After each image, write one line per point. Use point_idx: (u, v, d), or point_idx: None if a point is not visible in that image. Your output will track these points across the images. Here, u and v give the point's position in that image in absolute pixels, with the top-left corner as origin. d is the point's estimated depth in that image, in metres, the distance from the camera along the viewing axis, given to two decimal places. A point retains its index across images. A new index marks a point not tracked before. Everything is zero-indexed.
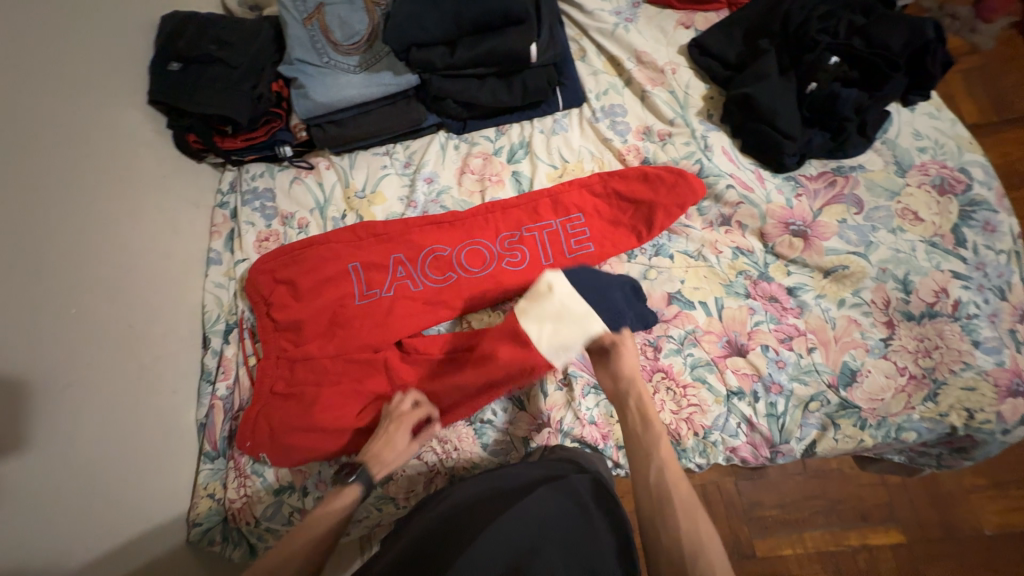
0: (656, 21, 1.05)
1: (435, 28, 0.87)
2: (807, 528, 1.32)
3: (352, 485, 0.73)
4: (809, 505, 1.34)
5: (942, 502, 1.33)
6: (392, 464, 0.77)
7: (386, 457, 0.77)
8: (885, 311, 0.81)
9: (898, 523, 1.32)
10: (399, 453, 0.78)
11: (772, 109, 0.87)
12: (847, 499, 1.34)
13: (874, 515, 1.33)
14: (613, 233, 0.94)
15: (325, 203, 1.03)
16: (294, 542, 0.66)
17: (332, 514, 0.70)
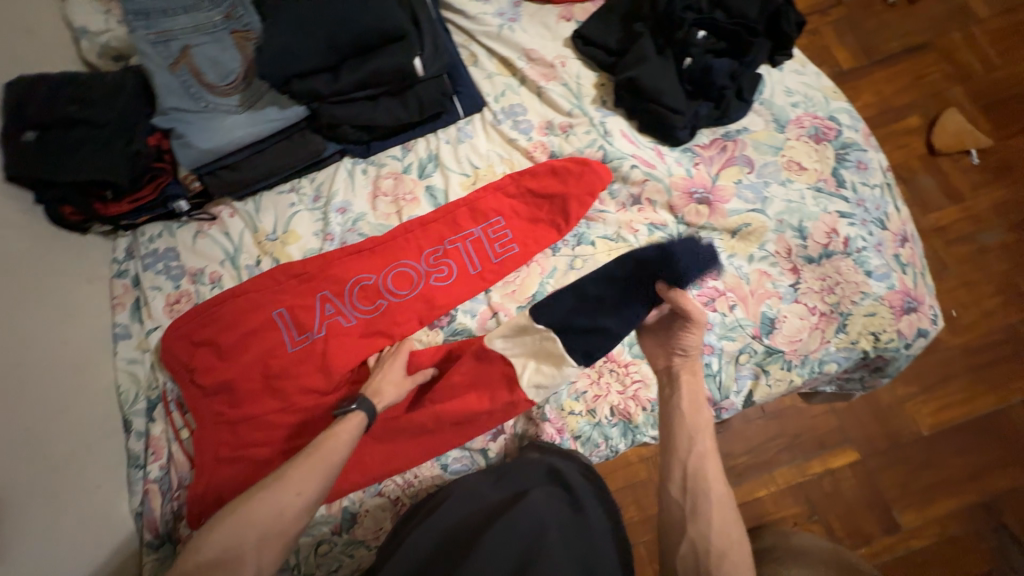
0: (538, 18, 1.07)
1: (311, 56, 0.84)
2: (775, 467, 1.41)
3: (355, 412, 0.77)
4: (772, 445, 1.42)
5: (884, 415, 1.45)
6: (391, 398, 0.82)
7: (385, 393, 0.82)
8: (789, 258, 0.87)
9: (852, 443, 1.43)
10: (394, 386, 0.83)
11: (657, 88, 0.91)
12: (804, 432, 1.43)
13: (830, 440, 1.43)
14: (534, 230, 0.96)
15: (235, 252, 0.97)
16: (288, 489, 0.67)
17: (335, 451, 0.72)
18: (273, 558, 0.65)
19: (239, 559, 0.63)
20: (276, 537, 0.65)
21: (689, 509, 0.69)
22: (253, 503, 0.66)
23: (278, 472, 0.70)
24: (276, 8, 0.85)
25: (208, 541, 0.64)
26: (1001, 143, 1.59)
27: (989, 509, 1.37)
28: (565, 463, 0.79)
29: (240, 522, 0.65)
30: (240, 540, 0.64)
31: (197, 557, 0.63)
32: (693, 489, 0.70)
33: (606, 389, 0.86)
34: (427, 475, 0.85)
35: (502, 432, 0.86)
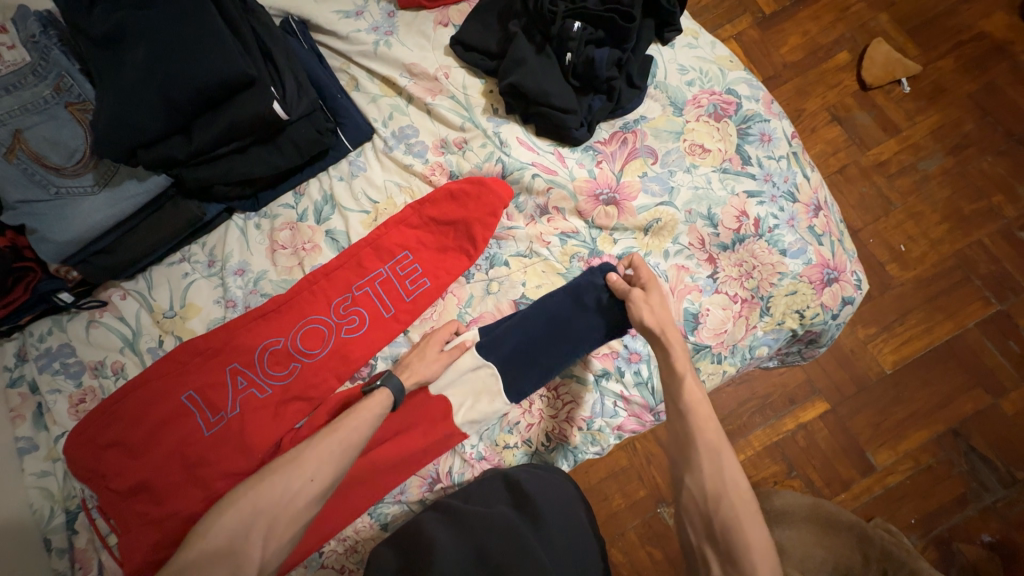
0: (415, 26, 0.99)
1: (150, 122, 0.76)
2: (750, 431, 1.37)
3: (381, 390, 0.77)
4: (744, 409, 1.38)
5: (849, 360, 1.41)
6: (423, 372, 0.81)
7: (416, 368, 0.81)
8: (704, 249, 0.84)
9: (822, 393, 1.39)
10: (428, 362, 0.82)
11: (542, 91, 0.85)
12: (773, 390, 1.39)
13: (800, 395, 1.39)
14: (443, 259, 0.91)
15: (134, 337, 0.91)
16: (301, 474, 0.68)
17: (354, 432, 0.73)
18: (280, 547, 0.65)
19: (245, 546, 0.63)
20: (284, 523, 0.65)
21: (702, 509, 0.66)
22: (264, 486, 0.67)
23: (294, 455, 0.70)
24: (103, 73, 0.77)
25: (215, 525, 0.64)
26: (931, 66, 1.55)
27: (957, 436, 1.34)
28: (523, 474, 0.79)
29: (249, 507, 0.65)
30: (251, 523, 0.64)
31: (200, 546, 0.63)
32: (700, 488, 0.66)
33: (539, 416, 0.83)
34: (368, 537, 0.81)
35: (438, 479, 0.83)
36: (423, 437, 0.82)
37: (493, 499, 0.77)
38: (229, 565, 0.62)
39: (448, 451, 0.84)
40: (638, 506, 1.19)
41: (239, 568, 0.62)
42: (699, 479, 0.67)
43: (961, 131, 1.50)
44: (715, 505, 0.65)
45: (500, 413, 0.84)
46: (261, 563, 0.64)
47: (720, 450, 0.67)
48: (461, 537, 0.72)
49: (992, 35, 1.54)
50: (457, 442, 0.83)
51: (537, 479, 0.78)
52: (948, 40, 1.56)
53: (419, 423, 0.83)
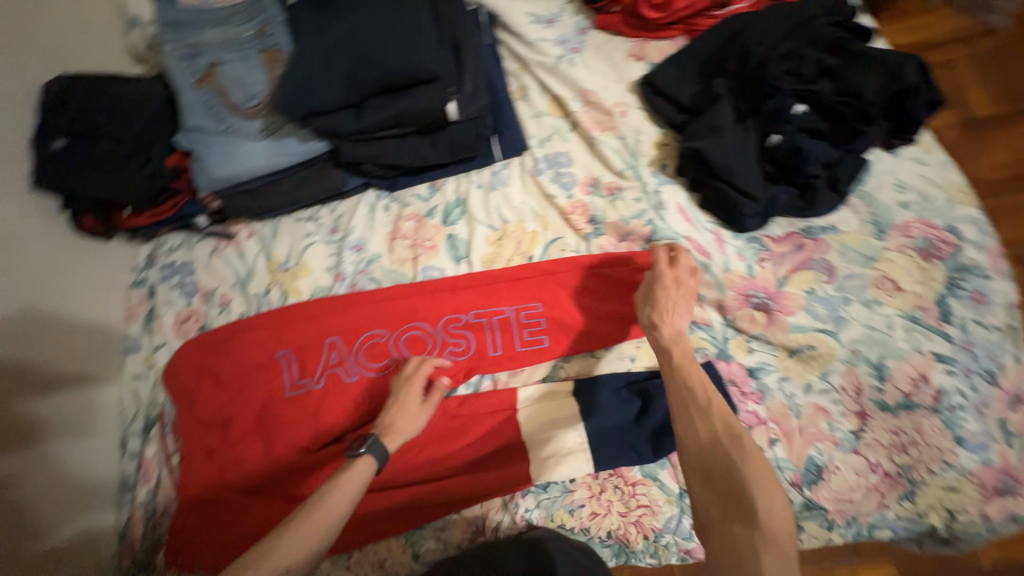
0: (605, 51, 0.92)
1: (333, 92, 0.75)
2: None
3: (363, 458, 0.70)
4: None
5: None
6: (404, 431, 0.75)
7: (400, 427, 0.75)
8: (857, 400, 0.71)
9: None
10: (411, 418, 0.76)
11: (730, 166, 0.75)
12: None
13: None
14: (578, 336, 0.83)
15: (247, 277, 0.94)
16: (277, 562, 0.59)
17: (332, 512, 0.64)
18: None
19: None
20: None
21: (699, 457, 0.58)
22: None
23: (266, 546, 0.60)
24: (307, 34, 0.78)
25: None
26: None
27: None
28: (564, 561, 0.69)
29: None
30: None
31: None
32: (694, 437, 0.59)
33: (606, 508, 0.76)
34: (396, 559, 0.78)
35: (481, 532, 0.78)
36: (491, 481, 0.77)
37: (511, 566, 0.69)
38: None
39: (499, 503, 0.78)
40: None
41: None
42: (693, 429, 0.59)
43: None
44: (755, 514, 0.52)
45: (567, 487, 0.77)
46: None
47: (714, 406, 0.60)
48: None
49: None
50: (512, 500, 0.78)
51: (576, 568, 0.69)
52: None
53: (486, 464, 0.79)
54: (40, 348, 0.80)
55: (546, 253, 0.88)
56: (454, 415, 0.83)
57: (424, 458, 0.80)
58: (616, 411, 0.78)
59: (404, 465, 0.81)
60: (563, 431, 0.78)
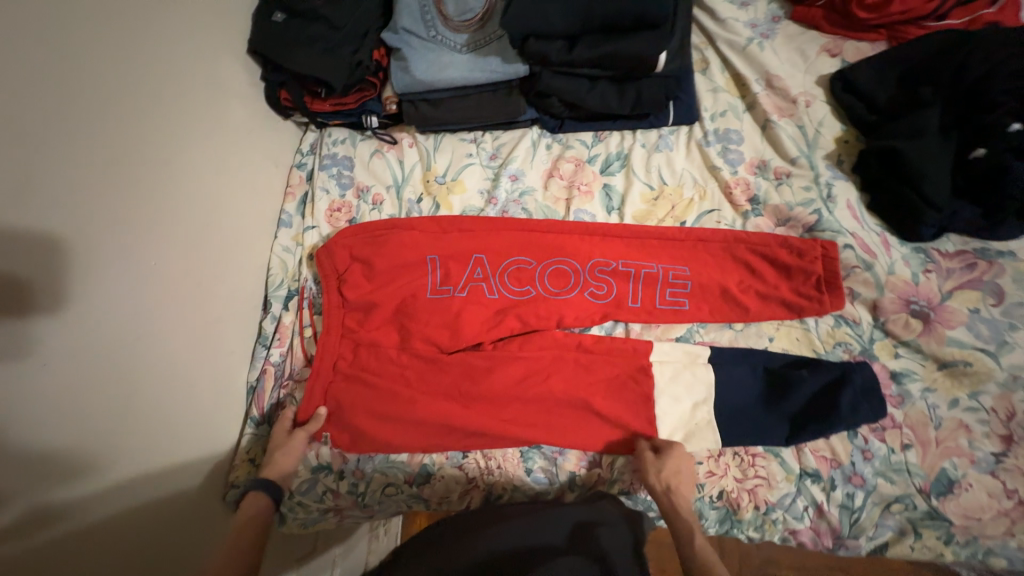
0: (795, 41, 0.93)
1: (558, 19, 0.79)
2: None
3: (252, 493, 0.74)
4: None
5: None
6: (285, 462, 0.79)
7: (279, 459, 0.79)
8: (1006, 424, 0.71)
9: None
10: (289, 452, 0.79)
11: (922, 170, 0.76)
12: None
13: None
14: (720, 307, 0.84)
15: (402, 182, 0.99)
16: None
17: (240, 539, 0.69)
18: None
19: None
20: None
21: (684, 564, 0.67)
22: None
23: None
24: None
25: None
26: None
27: None
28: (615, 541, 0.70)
29: None
30: None
31: None
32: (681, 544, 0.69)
33: (722, 470, 0.77)
34: (509, 471, 0.81)
35: (597, 464, 0.81)
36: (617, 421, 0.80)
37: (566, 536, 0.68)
38: None
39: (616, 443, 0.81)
40: (659, 549, 1.18)
41: None
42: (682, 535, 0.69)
43: None
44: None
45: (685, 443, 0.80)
46: None
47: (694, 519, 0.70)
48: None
49: None
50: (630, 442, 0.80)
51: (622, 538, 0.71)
52: None
53: (610, 405, 0.81)
54: (220, 200, 0.86)
55: (699, 222, 0.90)
56: (589, 351, 0.85)
57: (550, 385, 0.82)
58: (751, 390, 0.80)
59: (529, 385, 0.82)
60: (689, 399, 0.80)
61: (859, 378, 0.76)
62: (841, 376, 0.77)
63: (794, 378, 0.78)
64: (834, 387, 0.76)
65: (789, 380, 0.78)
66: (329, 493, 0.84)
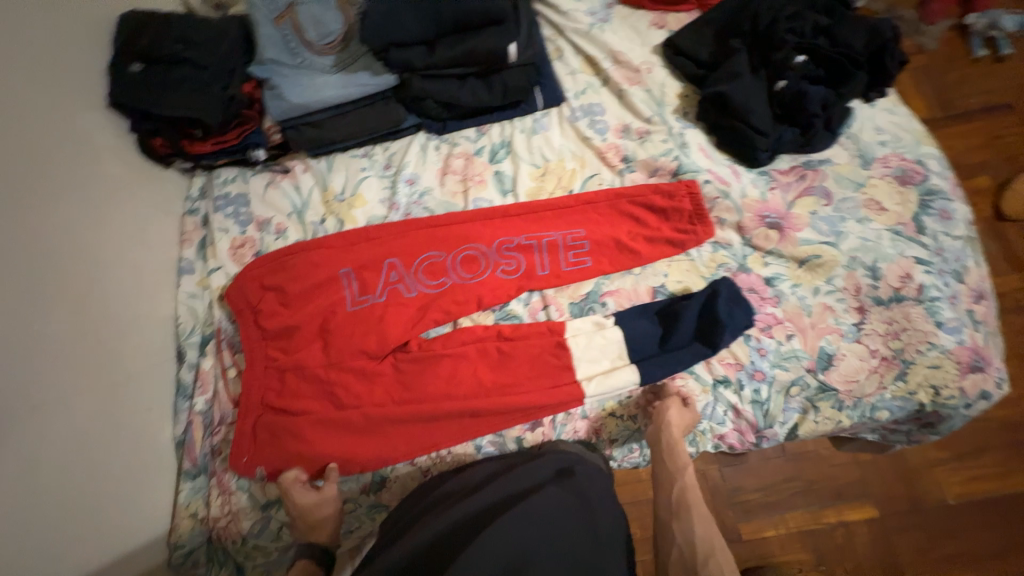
0: (629, 21, 1.07)
1: (412, 26, 0.87)
2: (787, 509, 1.34)
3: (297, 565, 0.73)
4: (787, 486, 1.35)
5: (909, 477, 1.36)
6: (320, 510, 0.78)
7: (306, 508, 0.78)
8: (857, 297, 0.85)
9: (872, 500, 1.35)
10: (308, 498, 0.78)
11: (746, 106, 0.90)
12: (822, 479, 1.36)
13: (848, 492, 1.35)
14: (618, 257, 0.93)
15: (303, 207, 1.00)
16: None
17: None
18: None
19: None
20: None
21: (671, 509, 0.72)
22: None
23: None
24: None
25: None
26: None
27: None
28: (589, 485, 0.70)
29: None
30: None
31: None
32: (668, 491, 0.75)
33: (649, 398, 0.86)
34: (459, 453, 0.85)
35: (540, 423, 0.86)
36: (541, 385, 0.86)
37: (538, 478, 0.70)
38: None
39: None
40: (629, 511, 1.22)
41: None
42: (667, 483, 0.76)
43: None
44: (703, 547, 0.66)
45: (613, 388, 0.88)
46: None
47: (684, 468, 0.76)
48: (531, 528, 0.61)
49: None
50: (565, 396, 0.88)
51: (594, 475, 0.73)
52: None
53: (539, 378, 0.86)
54: (102, 258, 0.84)
55: (585, 187, 0.99)
56: (508, 339, 0.89)
57: (480, 365, 0.87)
58: (654, 335, 0.87)
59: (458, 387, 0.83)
60: (608, 360, 0.87)
61: (725, 290, 0.86)
62: (710, 294, 0.86)
63: (681, 308, 0.86)
64: (710, 302, 0.86)
65: (674, 313, 0.87)
66: (285, 528, 0.83)
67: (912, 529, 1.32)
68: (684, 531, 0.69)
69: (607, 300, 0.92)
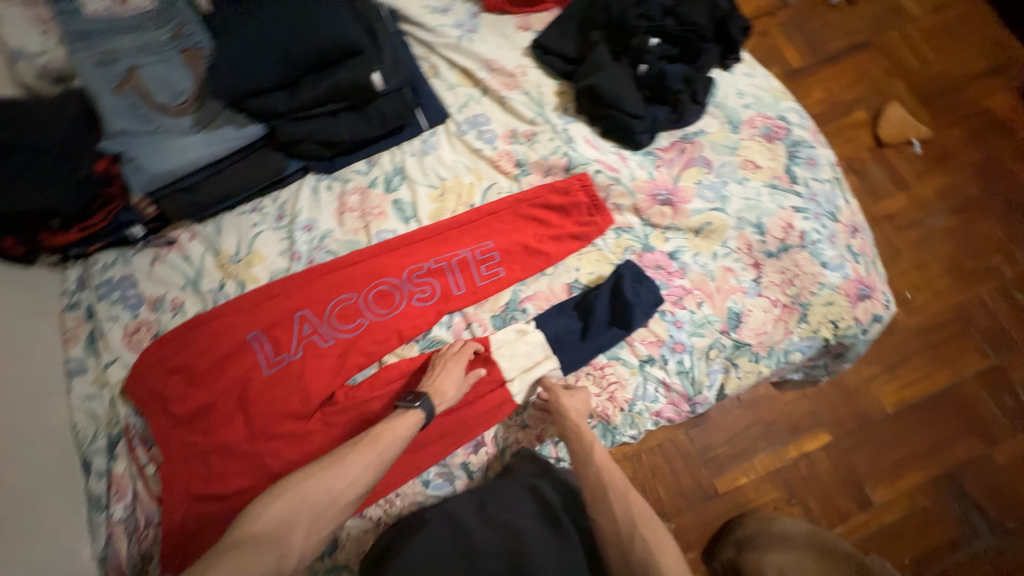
0: (496, 28, 1.08)
1: (264, 72, 0.86)
2: (753, 455, 1.41)
3: (414, 410, 0.79)
4: (749, 433, 1.42)
5: (851, 397, 1.46)
6: (449, 392, 0.82)
7: (444, 391, 0.82)
8: (750, 254, 0.91)
9: (825, 426, 1.44)
10: (454, 385, 0.83)
11: (616, 94, 0.94)
12: (778, 417, 1.44)
13: (804, 424, 1.44)
14: (529, 262, 0.95)
15: (197, 276, 0.94)
16: (344, 477, 0.70)
17: (368, 473, 0.72)
18: (316, 543, 0.67)
19: (285, 539, 0.65)
20: (325, 520, 0.67)
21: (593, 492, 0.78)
22: (310, 483, 0.69)
23: (330, 461, 0.72)
24: (225, 26, 0.88)
25: (264, 513, 0.66)
26: (941, 132, 1.65)
27: (950, 478, 1.40)
28: (556, 497, 0.81)
29: (295, 499, 0.67)
30: (295, 515, 0.66)
31: (250, 528, 0.65)
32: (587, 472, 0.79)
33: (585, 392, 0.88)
34: (409, 493, 0.84)
35: (483, 443, 0.87)
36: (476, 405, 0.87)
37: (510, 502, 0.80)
38: (272, 553, 0.63)
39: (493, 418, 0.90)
40: None
41: (281, 558, 0.63)
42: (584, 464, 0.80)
43: (963, 194, 1.60)
44: (629, 529, 0.73)
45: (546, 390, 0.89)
46: (299, 556, 0.65)
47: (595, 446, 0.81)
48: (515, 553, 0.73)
49: (996, 111, 1.66)
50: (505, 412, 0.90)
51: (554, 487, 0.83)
52: (956, 112, 1.66)
53: (474, 400, 0.87)
54: None
55: (485, 198, 1.00)
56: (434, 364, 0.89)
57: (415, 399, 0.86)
58: (574, 331, 0.89)
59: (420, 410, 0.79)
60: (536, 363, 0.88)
61: (627, 272, 0.90)
62: (616, 279, 0.90)
63: (592, 297, 0.89)
64: (616, 287, 0.89)
65: (590, 305, 0.89)
66: None
67: (863, 445, 1.42)
68: (609, 510, 0.76)
69: (528, 305, 0.92)
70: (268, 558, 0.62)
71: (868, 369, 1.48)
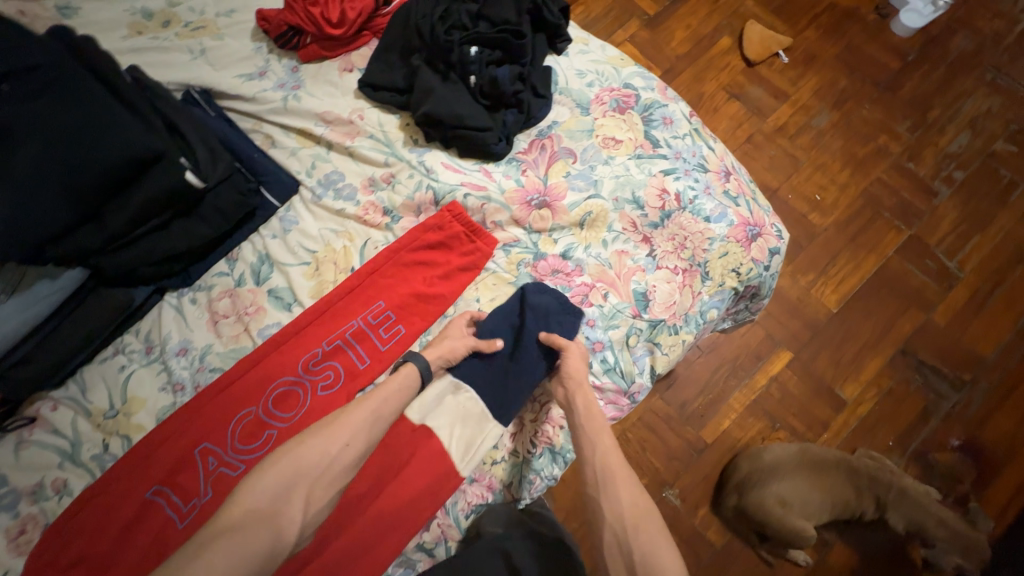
0: (321, 77, 1.01)
1: (56, 214, 0.77)
2: (727, 397, 1.40)
3: (409, 365, 0.80)
4: (718, 378, 1.41)
5: (799, 309, 1.48)
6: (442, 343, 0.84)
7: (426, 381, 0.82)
8: (637, 231, 0.89)
9: (784, 344, 1.45)
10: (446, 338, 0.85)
11: (456, 114, 0.91)
12: (739, 353, 1.44)
13: (763, 350, 1.44)
14: (425, 309, 0.90)
15: (74, 447, 0.83)
16: (338, 439, 0.71)
17: (365, 435, 0.73)
18: (318, 510, 0.69)
19: (281, 515, 0.65)
20: (324, 484, 0.69)
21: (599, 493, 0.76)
22: (302, 449, 0.69)
23: (329, 421, 0.73)
24: None
25: (259, 484, 0.65)
26: (800, 36, 1.69)
27: (906, 354, 1.44)
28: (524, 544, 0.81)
29: (291, 469, 0.67)
30: (293, 482, 0.67)
31: (242, 505, 0.64)
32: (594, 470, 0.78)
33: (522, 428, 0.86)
34: None
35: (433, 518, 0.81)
36: (423, 475, 0.80)
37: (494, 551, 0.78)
38: (268, 527, 0.63)
39: None
40: None
41: (278, 535, 0.64)
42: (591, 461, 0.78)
43: (837, 87, 1.65)
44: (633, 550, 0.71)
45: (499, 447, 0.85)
46: (298, 525, 0.66)
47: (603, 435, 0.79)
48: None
49: (840, 4, 1.73)
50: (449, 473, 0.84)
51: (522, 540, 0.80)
52: (807, 13, 1.71)
53: (413, 475, 0.80)
54: None
55: (364, 257, 0.93)
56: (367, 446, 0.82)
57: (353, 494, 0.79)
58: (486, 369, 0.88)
59: (413, 362, 0.80)
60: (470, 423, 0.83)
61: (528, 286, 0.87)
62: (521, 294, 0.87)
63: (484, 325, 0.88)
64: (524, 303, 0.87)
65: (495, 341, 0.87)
66: None
67: (823, 351, 1.44)
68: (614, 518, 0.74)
69: None
70: (265, 534, 0.63)
71: (805, 278, 1.50)
